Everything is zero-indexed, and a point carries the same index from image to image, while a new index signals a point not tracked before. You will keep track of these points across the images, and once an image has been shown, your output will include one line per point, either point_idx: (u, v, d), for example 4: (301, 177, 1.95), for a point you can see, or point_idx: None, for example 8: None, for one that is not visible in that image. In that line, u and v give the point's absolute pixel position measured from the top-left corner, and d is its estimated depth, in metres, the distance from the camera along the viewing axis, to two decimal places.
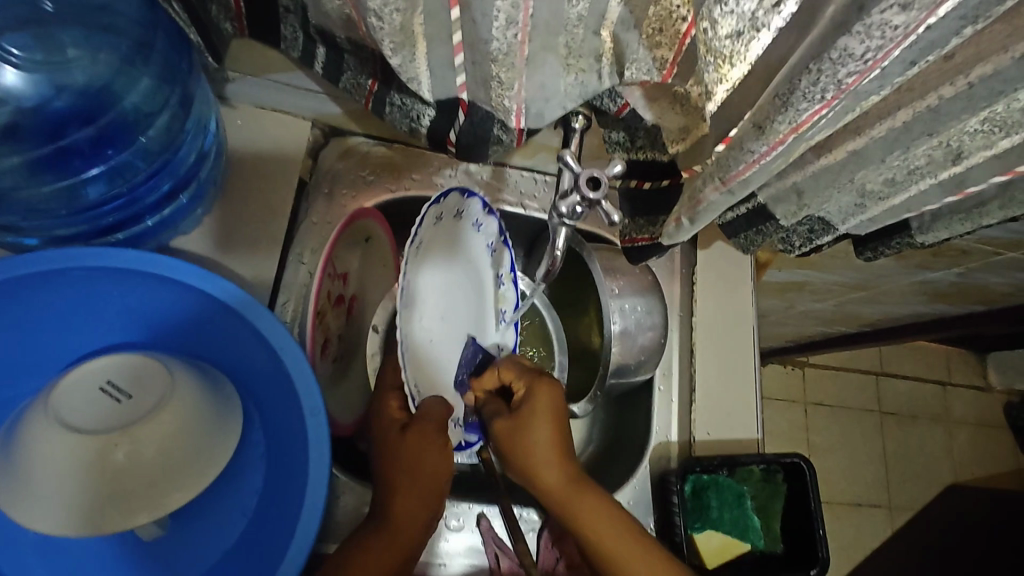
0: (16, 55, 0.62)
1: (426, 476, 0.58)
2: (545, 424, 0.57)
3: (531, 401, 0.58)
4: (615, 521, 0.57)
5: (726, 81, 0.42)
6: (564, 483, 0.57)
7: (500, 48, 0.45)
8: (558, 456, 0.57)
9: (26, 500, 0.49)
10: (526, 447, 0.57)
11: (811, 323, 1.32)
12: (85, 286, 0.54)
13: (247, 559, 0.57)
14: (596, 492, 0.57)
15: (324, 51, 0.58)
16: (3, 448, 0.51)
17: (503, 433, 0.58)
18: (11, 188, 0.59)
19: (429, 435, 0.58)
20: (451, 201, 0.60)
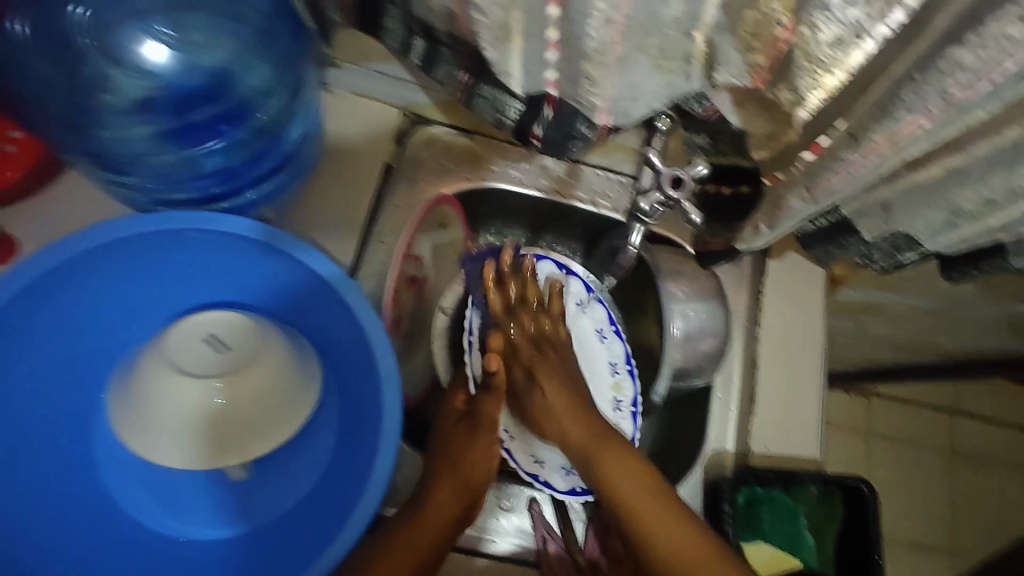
0: (167, 33, 0.63)
1: (473, 467, 0.63)
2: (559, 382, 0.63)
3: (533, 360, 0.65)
4: (630, 471, 0.57)
5: (821, 88, 0.43)
6: (584, 435, 0.60)
7: (595, 46, 0.47)
8: (575, 411, 0.62)
9: (141, 432, 0.57)
10: (538, 394, 0.63)
11: (882, 349, 1.26)
12: (195, 248, 0.60)
13: (315, 513, 0.61)
14: (621, 447, 0.59)
15: (422, 44, 0.61)
16: (122, 384, 0.58)
17: (519, 384, 0.65)
18: (144, 154, 0.62)
19: (483, 436, 0.64)
20: (547, 268, 0.72)
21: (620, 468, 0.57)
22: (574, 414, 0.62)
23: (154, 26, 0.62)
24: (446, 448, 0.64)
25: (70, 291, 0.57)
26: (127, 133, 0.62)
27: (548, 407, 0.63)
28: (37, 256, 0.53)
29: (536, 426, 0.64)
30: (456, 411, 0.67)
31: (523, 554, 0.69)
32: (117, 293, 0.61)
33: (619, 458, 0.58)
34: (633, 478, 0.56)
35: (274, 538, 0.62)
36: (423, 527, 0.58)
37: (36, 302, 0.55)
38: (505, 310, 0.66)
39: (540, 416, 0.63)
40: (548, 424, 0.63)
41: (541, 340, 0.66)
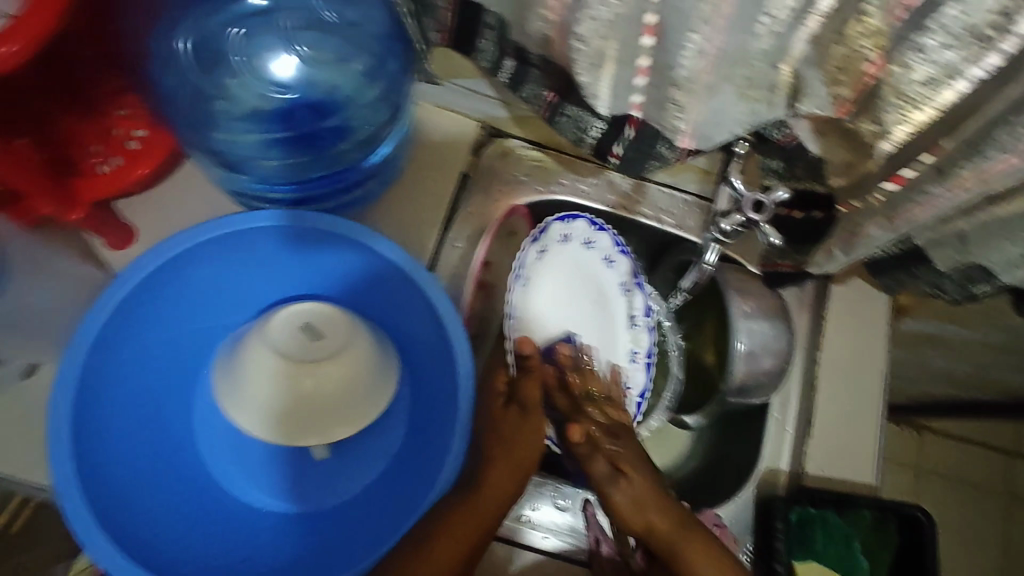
0: (301, 50, 0.67)
1: (522, 453, 0.65)
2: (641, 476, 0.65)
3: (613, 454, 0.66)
4: (713, 561, 0.62)
5: (908, 122, 0.45)
6: (670, 525, 0.64)
7: (685, 73, 0.50)
8: (659, 503, 0.64)
9: (242, 404, 0.63)
10: (619, 490, 0.64)
11: (939, 382, 1.23)
12: (295, 243, 0.66)
13: (389, 494, 0.67)
14: (702, 536, 0.63)
15: (512, 64, 0.64)
16: (228, 359, 0.64)
17: (602, 475, 0.65)
18: (254, 157, 0.67)
19: (530, 421, 0.67)
20: (580, 227, 0.75)
21: (706, 566, 0.62)
22: (659, 504, 0.64)
23: (294, 45, 0.66)
24: (498, 432, 0.66)
25: (186, 274, 0.64)
26: (242, 139, 0.67)
27: (635, 501, 0.64)
28: (167, 243, 0.59)
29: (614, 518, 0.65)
30: (500, 394, 0.69)
31: (575, 552, 0.72)
32: (223, 279, 0.67)
33: (703, 550, 0.62)
34: (718, 571, 0.62)
35: (347, 514, 0.68)
36: (477, 506, 0.62)
37: (159, 283, 0.61)
38: (574, 407, 0.69)
39: (626, 509, 0.64)
40: (636, 515, 0.64)
41: (613, 430, 0.68)
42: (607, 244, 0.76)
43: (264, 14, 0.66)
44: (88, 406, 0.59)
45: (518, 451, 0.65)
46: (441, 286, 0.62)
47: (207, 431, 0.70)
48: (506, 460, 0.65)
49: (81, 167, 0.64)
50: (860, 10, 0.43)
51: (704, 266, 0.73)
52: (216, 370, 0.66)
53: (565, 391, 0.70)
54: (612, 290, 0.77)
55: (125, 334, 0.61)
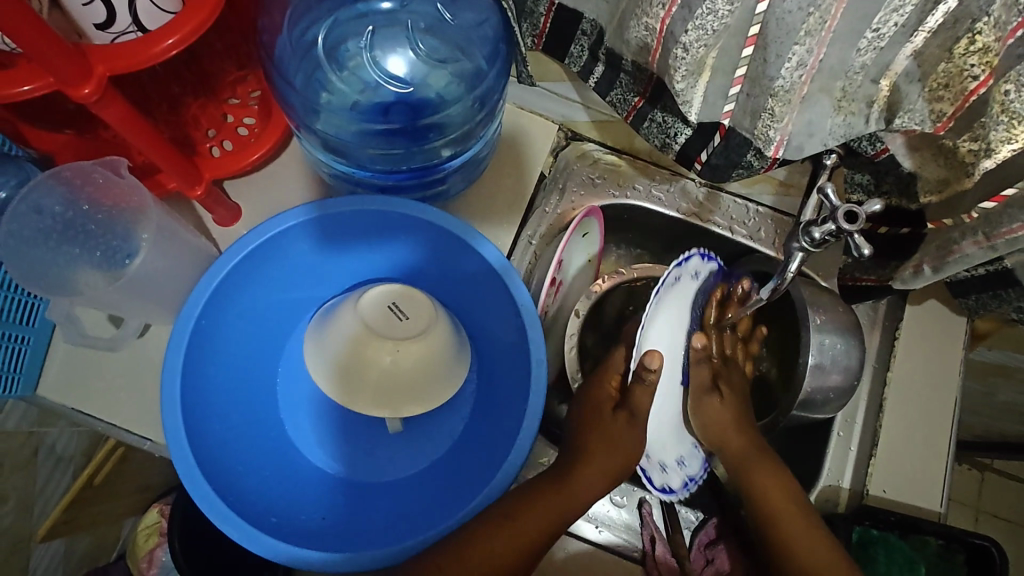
0: (421, 49, 0.71)
1: (620, 456, 0.64)
2: (727, 400, 0.68)
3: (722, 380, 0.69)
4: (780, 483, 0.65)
5: (1014, 141, 0.45)
6: (745, 449, 0.67)
7: (783, 84, 0.51)
8: (735, 425, 0.67)
9: (330, 371, 0.67)
10: (708, 409, 0.68)
11: (1009, 420, 1.19)
12: (385, 227, 0.69)
13: (451, 474, 0.70)
14: (774, 464, 0.66)
15: (603, 70, 0.67)
16: (320, 328, 0.69)
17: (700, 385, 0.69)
18: (353, 145, 0.71)
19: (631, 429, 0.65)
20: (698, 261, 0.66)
21: (772, 487, 0.64)
22: (737, 427, 0.67)
23: (412, 44, 0.70)
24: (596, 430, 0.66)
25: (285, 249, 0.68)
26: (342, 133, 0.70)
27: (718, 421, 0.68)
28: (278, 218, 0.65)
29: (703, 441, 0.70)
30: (609, 399, 0.68)
31: (628, 548, 0.73)
32: (314, 257, 0.71)
33: (768, 475, 0.65)
34: (782, 495, 0.64)
35: (409, 489, 0.71)
36: (561, 495, 0.63)
37: (262, 257, 0.67)
38: (716, 325, 0.70)
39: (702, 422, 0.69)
40: (714, 432, 0.68)
41: (726, 360, 0.71)
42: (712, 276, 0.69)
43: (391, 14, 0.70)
44: (195, 364, 0.64)
45: (618, 454, 0.64)
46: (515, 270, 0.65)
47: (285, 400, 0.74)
48: (601, 462, 0.64)
49: (198, 148, 0.72)
50: (972, 28, 0.44)
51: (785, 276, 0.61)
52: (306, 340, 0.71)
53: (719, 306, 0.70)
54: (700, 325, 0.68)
55: (230, 301, 0.66)
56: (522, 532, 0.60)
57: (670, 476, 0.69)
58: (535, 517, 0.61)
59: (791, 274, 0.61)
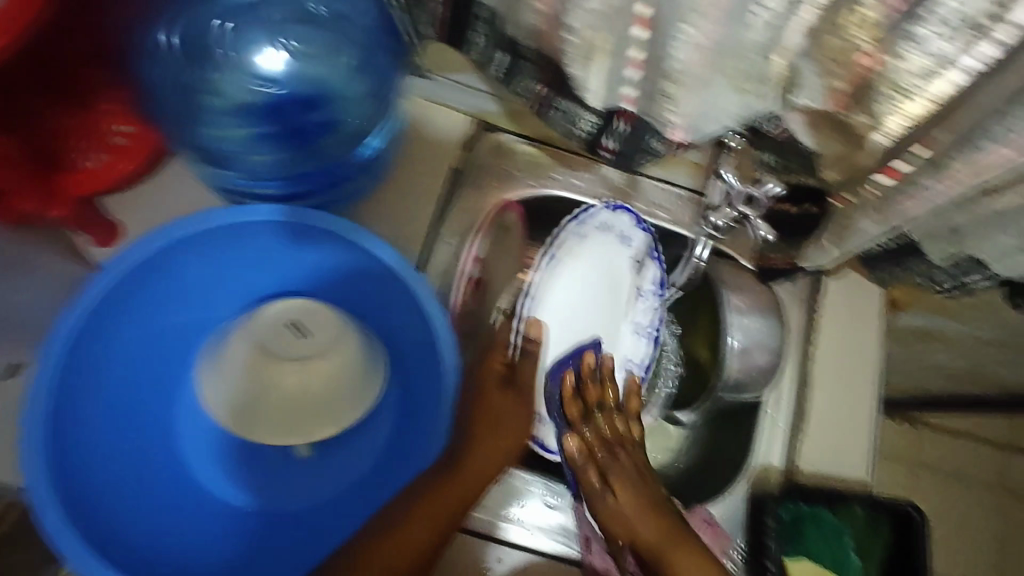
0: (286, 45, 0.65)
1: (507, 439, 0.64)
2: (625, 485, 0.61)
3: (612, 473, 0.61)
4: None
5: (899, 114, 0.46)
6: (659, 537, 0.58)
7: (681, 66, 0.49)
8: (648, 512, 0.59)
9: (225, 400, 0.62)
10: (609, 497, 0.61)
11: (934, 376, 1.24)
12: (282, 238, 0.65)
13: (370, 495, 0.66)
14: (695, 548, 0.57)
15: (503, 57, 0.63)
16: (211, 358, 0.63)
17: (590, 487, 0.62)
18: (240, 152, 0.66)
19: (521, 408, 0.64)
20: (623, 220, 0.69)
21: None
22: (648, 513, 0.59)
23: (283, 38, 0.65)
24: (487, 414, 0.64)
25: (165, 269, 0.62)
26: (226, 132, 0.65)
27: (623, 511, 0.60)
28: (153, 234, 0.58)
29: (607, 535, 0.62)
30: (497, 373, 0.64)
31: (565, 553, 0.71)
32: (199, 274, 0.65)
33: (692, 563, 0.56)
34: None
35: (326, 516, 0.66)
36: (460, 486, 0.61)
37: (143, 277, 0.61)
38: (581, 417, 0.63)
39: (605, 516, 0.61)
40: (621, 527, 0.60)
41: (613, 445, 0.63)
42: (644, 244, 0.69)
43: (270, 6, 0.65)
44: (69, 405, 0.58)
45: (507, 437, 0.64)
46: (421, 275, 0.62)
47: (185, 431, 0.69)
48: (491, 445, 0.63)
49: (62, 162, 0.64)
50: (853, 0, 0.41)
51: (695, 261, 0.73)
52: (199, 365, 0.65)
53: (574, 395, 0.63)
54: (625, 288, 0.69)
55: (107, 329, 0.60)
56: (411, 544, 0.57)
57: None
58: (430, 517, 0.59)
59: (704, 260, 0.73)
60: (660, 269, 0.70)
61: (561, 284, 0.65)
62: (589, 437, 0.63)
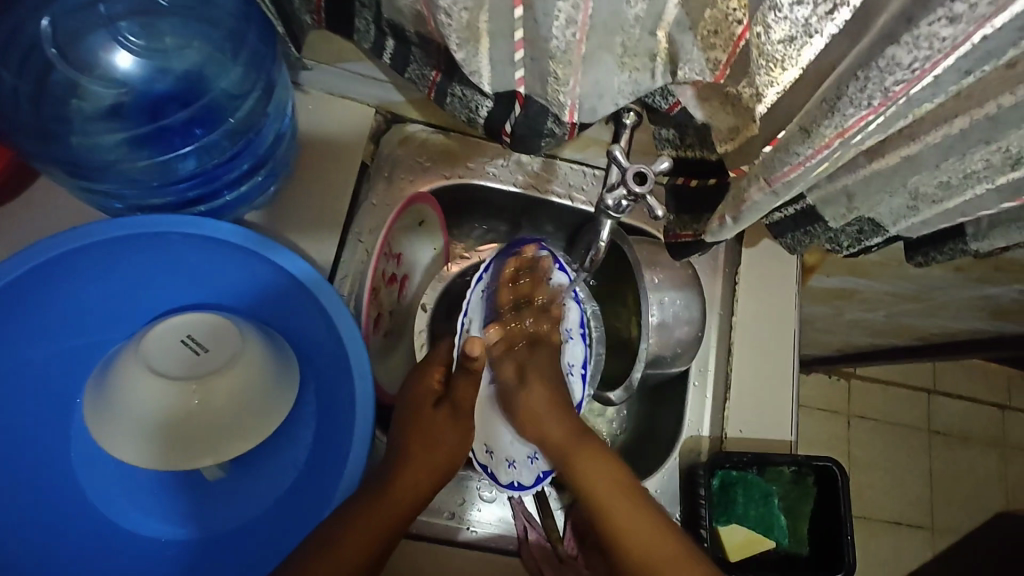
0: (133, 42, 0.64)
1: (439, 454, 0.62)
2: (541, 385, 0.66)
3: (530, 360, 0.67)
4: (612, 478, 0.60)
5: (777, 84, 0.44)
6: (565, 435, 0.64)
7: (559, 45, 0.47)
8: (553, 410, 0.65)
9: (112, 428, 0.57)
10: (524, 397, 0.66)
11: (858, 332, 1.30)
12: (172, 250, 0.61)
13: (294, 508, 0.63)
14: (597, 447, 0.63)
15: (393, 44, 0.61)
16: (102, 381, 0.59)
17: (507, 389, 0.67)
18: (115, 160, 0.63)
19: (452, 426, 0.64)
20: (543, 261, 0.69)
21: (596, 469, 0.61)
22: (556, 413, 0.65)
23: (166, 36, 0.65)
24: (417, 428, 0.63)
25: (44, 290, 0.58)
26: (101, 140, 0.63)
27: (533, 409, 0.65)
28: (17, 257, 0.54)
29: (520, 427, 0.67)
30: (432, 392, 0.65)
31: (503, 543, 0.71)
32: (82, 293, 0.61)
33: (593, 458, 0.61)
34: (615, 489, 0.59)
35: (248, 536, 0.64)
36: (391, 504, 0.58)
37: (13, 299, 0.56)
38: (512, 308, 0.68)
39: (522, 420, 0.66)
40: (533, 425, 0.65)
41: (535, 342, 0.68)
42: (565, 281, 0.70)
43: (158, 10, 0.65)
44: None
45: (439, 453, 0.62)
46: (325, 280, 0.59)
47: (86, 463, 0.65)
48: (423, 463, 0.61)
49: None
50: None
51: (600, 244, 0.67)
52: (90, 391, 0.61)
53: (509, 286, 0.67)
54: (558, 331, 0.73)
55: None
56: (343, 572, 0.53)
57: (519, 471, 0.69)
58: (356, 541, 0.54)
59: (604, 241, 0.66)
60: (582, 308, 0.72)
61: (494, 302, 0.69)
62: (522, 340, 0.68)
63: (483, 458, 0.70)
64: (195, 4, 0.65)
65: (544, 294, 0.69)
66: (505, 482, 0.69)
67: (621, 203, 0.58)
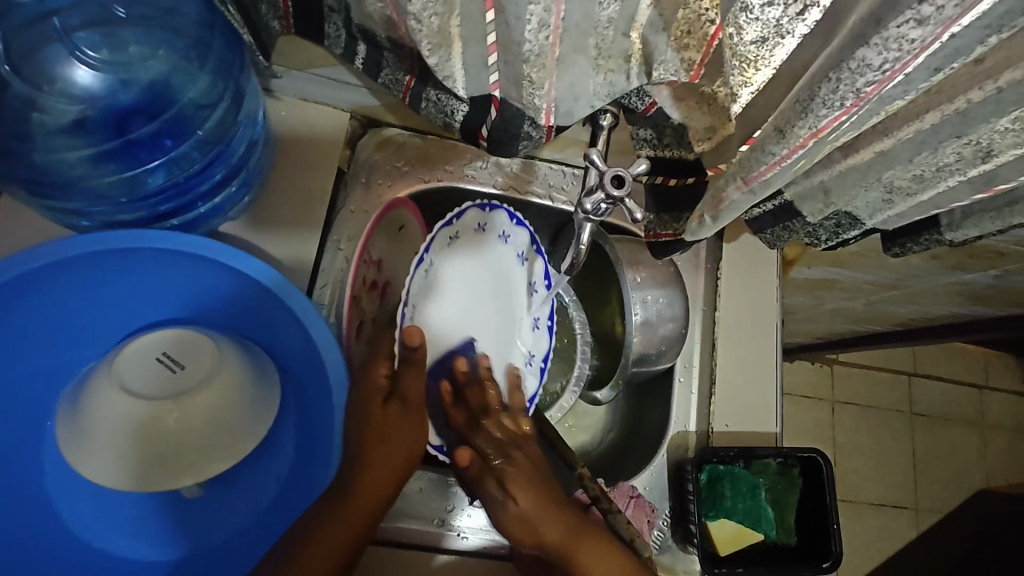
0: (93, 57, 0.63)
1: (400, 452, 0.60)
2: (529, 487, 0.61)
3: (508, 468, 0.62)
4: (614, 557, 0.61)
5: (750, 85, 0.44)
6: (564, 535, 0.60)
7: (532, 49, 0.46)
8: (549, 513, 0.60)
9: (85, 452, 0.56)
10: (512, 503, 0.60)
11: (840, 320, 1.32)
12: (142, 265, 0.60)
13: (277, 523, 0.62)
14: (598, 538, 0.61)
15: (365, 49, 0.60)
16: (72, 403, 0.58)
17: (492, 496, 0.61)
18: (80, 176, 0.62)
19: (411, 419, 0.62)
20: (498, 219, 0.73)
21: (604, 564, 0.60)
22: (552, 513, 0.61)
23: (130, 46, 0.64)
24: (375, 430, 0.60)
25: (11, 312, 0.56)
26: (67, 156, 0.62)
27: (525, 514, 0.60)
28: None
29: (502, 532, 0.61)
30: (381, 389, 0.62)
31: (495, 548, 0.71)
32: (51, 312, 0.59)
33: (598, 551, 0.61)
34: (624, 574, 0.60)
35: (232, 554, 0.63)
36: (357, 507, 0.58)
37: None
38: (470, 419, 0.67)
39: (512, 530, 0.60)
40: (523, 533, 0.60)
41: (509, 441, 0.66)
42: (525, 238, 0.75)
43: (118, 21, 0.63)
44: None
45: (398, 452, 0.60)
46: (299, 291, 0.58)
47: (61, 486, 0.63)
48: (386, 463, 0.60)
49: None
50: None
51: (579, 245, 0.65)
52: (60, 412, 0.59)
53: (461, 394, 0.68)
54: (518, 288, 0.76)
55: None
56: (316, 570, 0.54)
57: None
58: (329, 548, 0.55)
59: (584, 245, 0.65)
60: (544, 262, 0.76)
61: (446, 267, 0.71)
62: (490, 452, 0.64)
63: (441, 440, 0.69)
64: (159, 11, 0.63)
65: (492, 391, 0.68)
66: None
67: (600, 207, 0.57)
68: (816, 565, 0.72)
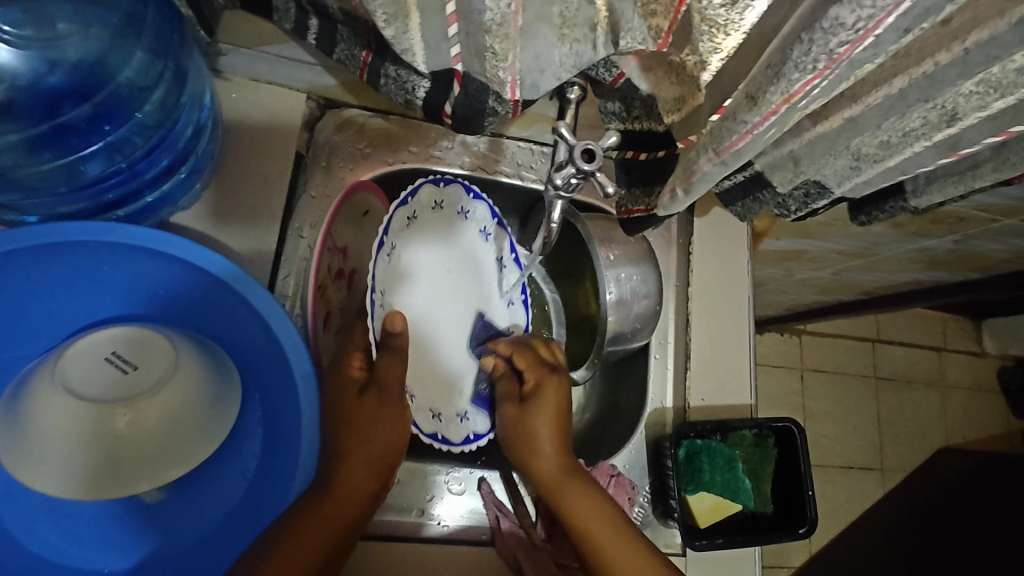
0: (9, 33, 0.61)
1: (380, 446, 0.57)
2: (547, 411, 0.63)
3: (538, 391, 0.65)
4: (601, 510, 0.59)
5: (721, 50, 0.43)
6: (556, 466, 0.61)
7: (494, 18, 0.43)
8: (553, 441, 0.62)
9: (20, 463, 0.51)
10: (528, 422, 0.63)
11: (809, 290, 1.34)
12: (83, 260, 0.56)
13: (247, 521, 0.60)
14: (590, 486, 0.61)
15: (318, 23, 0.57)
16: (9, 409, 0.54)
17: (512, 418, 0.64)
18: (12, 165, 0.59)
19: (386, 408, 0.58)
20: (454, 193, 0.70)
21: (588, 508, 0.59)
22: (555, 444, 0.62)
23: (55, 24, 0.61)
24: (351, 426, 0.57)
25: None
26: None
27: (532, 433, 0.63)
28: None
29: (515, 448, 0.64)
30: (355, 381, 0.59)
31: (476, 533, 0.70)
32: None
33: (583, 495, 0.60)
34: (604, 520, 0.58)
35: (200, 557, 0.60)
36: (346, 502, 0.56)
37: None
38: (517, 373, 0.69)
39: (519, 443, 0.63)
40: (523, 448, 0.63)
41: (552, 367, 0.68)
42: (486, 211, 0.73)
43: None
44: None
45: (376, 445, 0.57)
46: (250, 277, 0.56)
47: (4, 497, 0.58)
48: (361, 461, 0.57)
49: None
50: None
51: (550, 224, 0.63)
52: None
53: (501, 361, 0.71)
54: (487, 264, 0.75)
55: None
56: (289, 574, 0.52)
57: (473, 422, 0.71)
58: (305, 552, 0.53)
59: (555, 223, 0.63)
60: (510, 237, 0.76)
61: (411, 250, 0.67)
62: (531, 373, 0.67)
63: (432, 427, 0.67)
64: None
65: (537, 349, 0.70)
66: (462, 437, 0.70)
67: (570, 182, 0.55)
68: (793, 531, 0.74)
